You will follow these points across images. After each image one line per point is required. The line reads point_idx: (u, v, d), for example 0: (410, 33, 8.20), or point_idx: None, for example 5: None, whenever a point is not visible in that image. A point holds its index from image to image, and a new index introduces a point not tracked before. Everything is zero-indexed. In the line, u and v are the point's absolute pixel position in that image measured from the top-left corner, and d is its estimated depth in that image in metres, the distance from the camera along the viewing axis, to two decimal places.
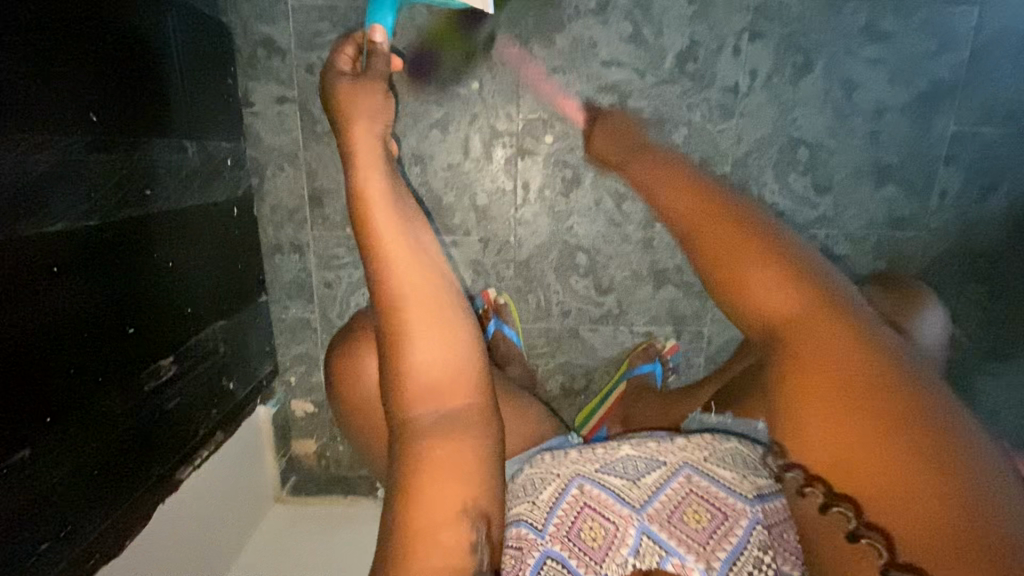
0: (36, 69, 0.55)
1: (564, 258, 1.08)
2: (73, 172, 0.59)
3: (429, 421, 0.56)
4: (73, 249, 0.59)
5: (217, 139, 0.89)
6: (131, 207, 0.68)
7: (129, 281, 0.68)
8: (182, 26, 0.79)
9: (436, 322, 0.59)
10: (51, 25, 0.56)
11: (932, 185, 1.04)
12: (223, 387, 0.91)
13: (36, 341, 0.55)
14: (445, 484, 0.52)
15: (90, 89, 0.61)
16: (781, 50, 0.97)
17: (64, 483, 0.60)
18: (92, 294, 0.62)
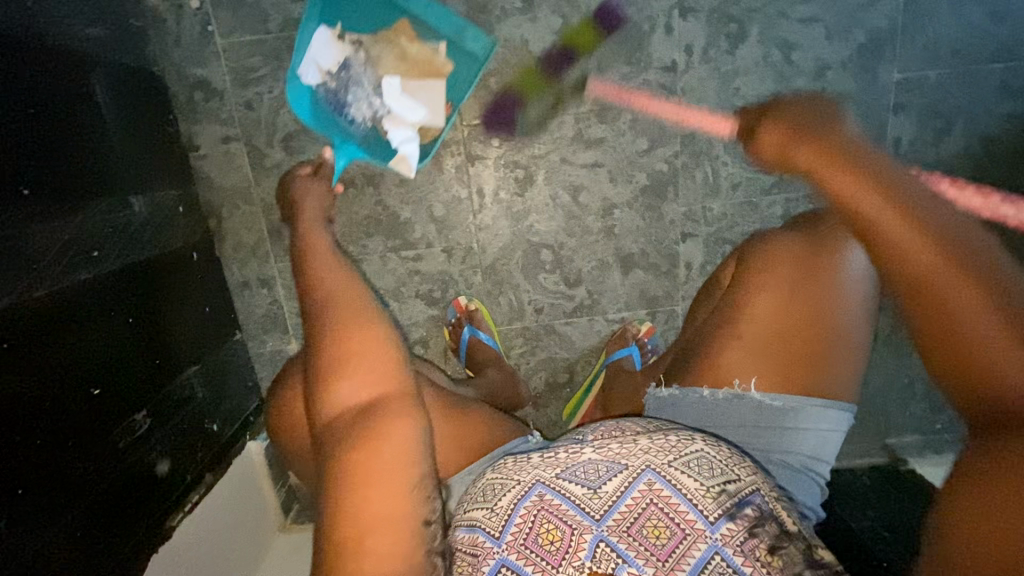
0: None
1: (529, 256, 1.08)
2: (10, 247, 0.60)
3: (354, 420, 0.58)
4: (22, 323, 0.60)
5: (165, 188, 0.90)
6: (75, 271, 0.69)
7: (87, 342, 0.69)
8: (110, 84, 0.80)
9: (357, 336, 0.63)
10: None
11: (885, 135, 1.03)
12: (207, 431, 0.93)
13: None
14: (372, 489, 0.53)
15: (17, 163, 0.62)
16: (713, 21, 0.97)
17: (46, 550, 0.62)
18: (48, 362, 0.63)
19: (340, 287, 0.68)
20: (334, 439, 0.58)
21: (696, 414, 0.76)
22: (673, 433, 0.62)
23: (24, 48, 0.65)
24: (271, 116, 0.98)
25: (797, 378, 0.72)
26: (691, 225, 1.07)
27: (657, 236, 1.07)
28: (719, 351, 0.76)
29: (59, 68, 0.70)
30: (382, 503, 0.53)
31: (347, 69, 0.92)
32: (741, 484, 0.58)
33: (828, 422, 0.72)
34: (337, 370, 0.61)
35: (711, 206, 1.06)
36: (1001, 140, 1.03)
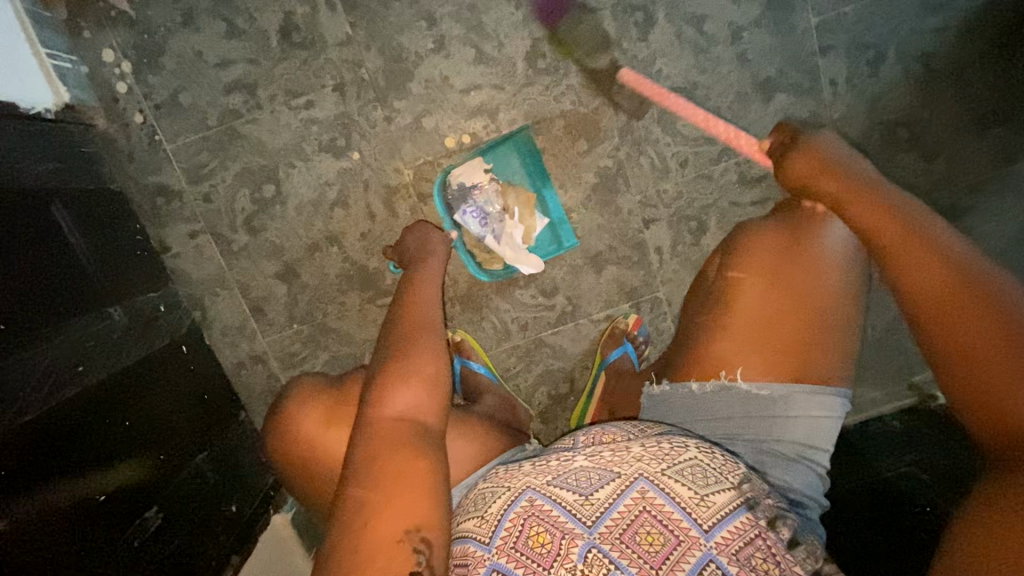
0: None
1: (501, 276, 1.10)
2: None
3: (395, 431, 0.61)
4: (16, 449, 0.64)
5: (143, 292, 0.95)
6: (59, 394, 0.72)
7: (85, 452, 0.73)
8: (71, 208, 0.86)
9: (420, 351, 0.69)
10: None
11: (820, 78, 1.03)
12: (225, 512, 0.96)
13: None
14: (404, 489, 0.55)
15: None
16: (619, 14, 0.99)
17: None
18: (48, 480, 0.67)
19: (416, 309, 0.77)
20: (377, 435, 0.60)
21: (688, 408, 0.75)
22: (665, 441, 0.61)
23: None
24: (229, 204, 1.03)
25: (781, 365, 0.71)
26: (650, 210, 1.07)
27: (621, 227, 1.08)
28: (706, 343, 0.76)
29: (21, 206, 0.76)
30: (405, 513, 0.53)
31: (480, 192, 1.01)
32: (735, 492, 0.56)
33: (819, 405, 0.69)
34: (393, 383, 0.65)
35: (665, 188, 1.06)
36: (937, 54, 1.02)
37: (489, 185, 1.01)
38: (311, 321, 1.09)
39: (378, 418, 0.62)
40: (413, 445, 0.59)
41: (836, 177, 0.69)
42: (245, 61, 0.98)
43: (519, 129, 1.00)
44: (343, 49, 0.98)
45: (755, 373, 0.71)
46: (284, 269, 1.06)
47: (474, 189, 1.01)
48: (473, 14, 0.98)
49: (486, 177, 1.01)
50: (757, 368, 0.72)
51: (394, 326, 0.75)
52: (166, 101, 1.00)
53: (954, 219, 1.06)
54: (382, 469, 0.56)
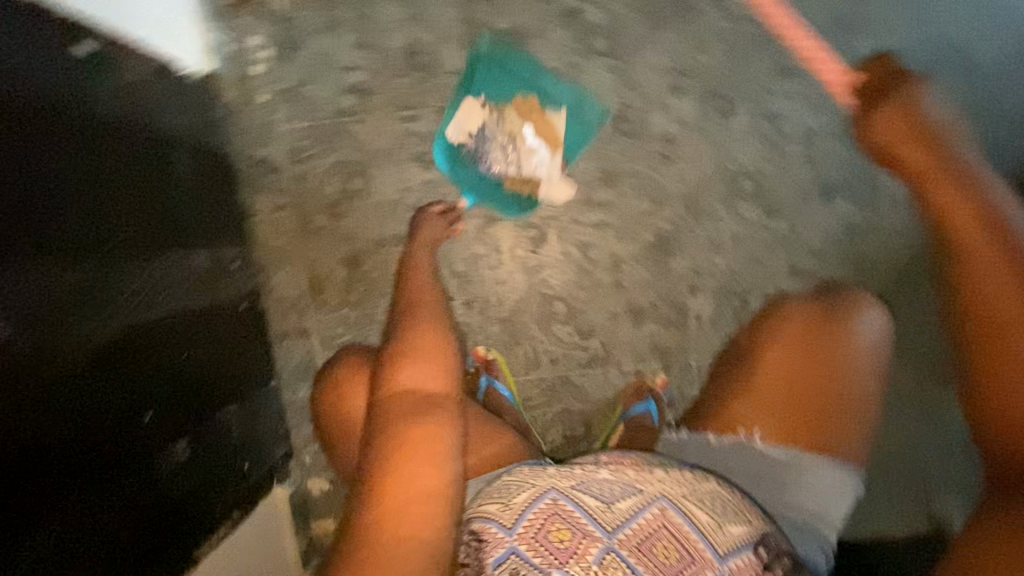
0: (69, 210, 0.69)
1: (543, 309, 1.15)
2: (98, 285, 0.72)
3: (404, 403, 0.67)
4: (99, 348, 0.71)
5: (227, 246, 1.05)
6: (142, 312, 0.80)
7: (147, 370, 0.79)
8: (189, 159, 0.97)
9: (422, 334, 0.76)
10: (81, 173, 0.72)
11: (881, 193, 1.09)
12: (237, 468, 1.00)
13: (42, 435, 0.63)
14: (413, 458, 0.61)
15: (109, 222, 0.76)
16: (705, 99, 1.09)
17: (82, 553, 0.68)
18: (113, 385, 0.73)
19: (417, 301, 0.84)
20: (387, 410, 0.67)
21: (701, 456, 0.77)
22: (688, 472, 0.66)
23: (113, 129, 0.80)
24: (318, 188, 1.14)
25: (802, 434, 0.73)
26: (698, 278, 1.12)
27: (666, 288, 1.13)
28: (731, 404, 0.78)
29: (153, 146, 0.87)
30: (417, 482, 0.60)
31: (484, 126, 1.10)
32: (751, 528, 0.62)
33: (834, 480, 0.72)
34: (400, 363, 0.72)
35: (716, 261, 1.12)
36: None
37: (490, 112, 1.09)
38: (360, 309, 1.16)
39: (388, 396, 0.68)
40: (419, 416, 0.65)
41: (924, 149, 0.78)
42: (366, 70, 1.11)
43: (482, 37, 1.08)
44: (454, 78, 1.10)
45: (774, 437, 0.74)
46: (350, 256, 1.15)
47: (477, 130, 1.10)
48: (573, 71, 1.08)
49: (485, 108, 1.09)
50: (777, 432, 0.74)
51: (401, 315, 0.82)
52: (290, 89, 1.12)
53: None
54: (393, 439, 0.63)
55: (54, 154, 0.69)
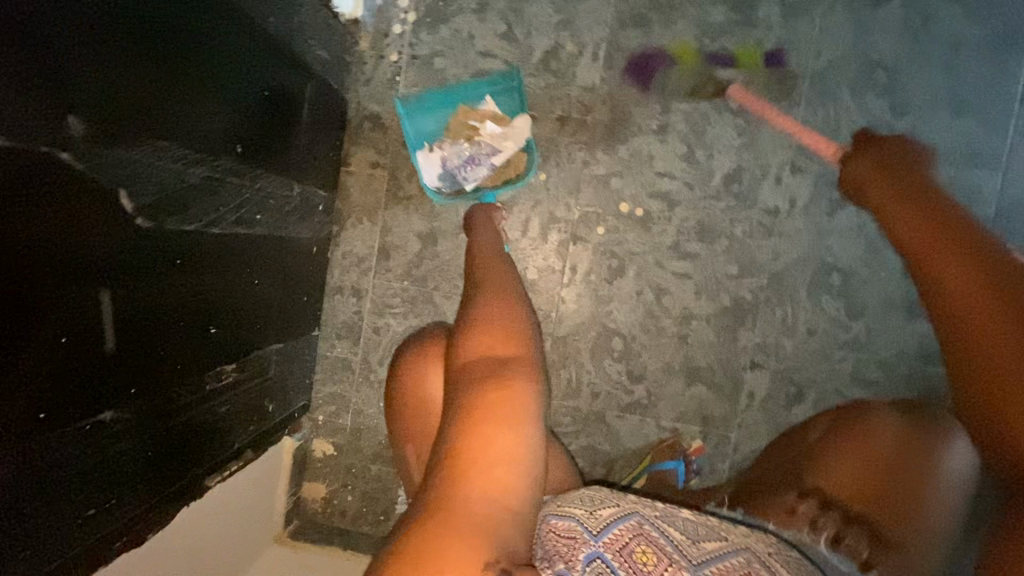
0: (215, 101, 0.67)
1: (600, 340, 1.13)
2: (214, 184, 0.70)
3: (482, 366, 0.69)
4: (196, 246, 0.68)
5: (318, 188, 1.03)
6: (238, 224, 0.77)
7: (225, 282, 0.76)
8: (315, 93, 0.96)
9: (498, 301, 0.77)
10: (234, 70, 0.70)
11: None
12: (263, 409, 0.95)
13: (129, 315, 0.59)
14: (492, 420, 0.63)
15: (240, 126, 0.74)
16: (820, 185, 1.08)
17: (129, 455, 0.63)
18: (197, 287, 0.69)
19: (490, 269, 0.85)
20: (467, 372, 0.69)
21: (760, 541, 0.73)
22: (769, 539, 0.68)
23: (271, 40, 0.78)
24: None
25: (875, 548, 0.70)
26: (761, 356, 1.10)
27: (728, 357, 1.11)
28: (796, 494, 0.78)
29: (292, 69, 0.86)
30: (496, 444, 0.62)
31: (449, 156, 1.08)
32: None
33: None
34: (474, 327, 0.73)
35: (784, 344, 1.10)
36: None
37: (440, 149, 1.08)
38: (421, 286, 1.14)
39: (466, 366, 0.70)
40: (497, 379, 0.67)
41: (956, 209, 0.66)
42: (502, 61, 1.11)
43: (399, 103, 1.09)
44: (584, 92, 1.10)
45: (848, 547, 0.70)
46: (427, 232, 1.13)
47: (444, 164, 1.08)
48: (701, 120, 1.08)
49: (435, 149, 1.08)
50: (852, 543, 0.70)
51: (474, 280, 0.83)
52: (423, 56, 1.12)
53: None
54: (472, 400, 0.65)
55: (225, 43, 0.67)
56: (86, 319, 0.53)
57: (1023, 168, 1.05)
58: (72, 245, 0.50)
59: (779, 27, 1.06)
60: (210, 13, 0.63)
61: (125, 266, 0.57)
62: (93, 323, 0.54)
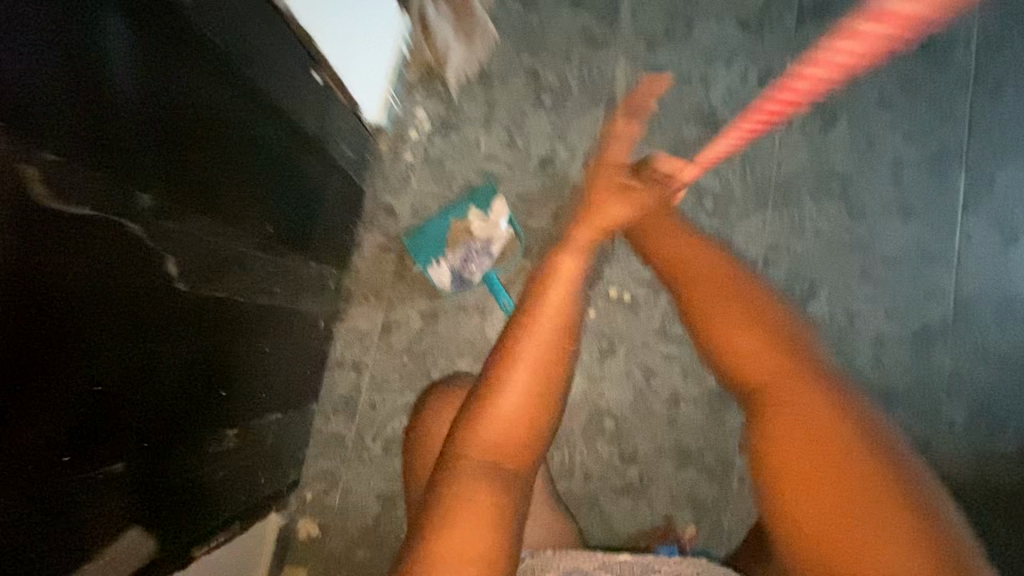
0: (253, 186, 0.78)
1: (592, 420, 1.15)
2: (243, 256, 0.78)
3: (502, 420, 0.70)
4: (221, 309, 0.75)
5: (331, 267, 1.12)
6: (259, 294, 0.84)
7: (241, 346, 0.82)
8: (339, 186, 1.08)
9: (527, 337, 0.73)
10: (273, 162, 0.82)
11: (941, 415, 1.13)
12: (255, 481, 0.95)
13: (156, 367, 0.64)
14: (481, 477, 0.67)
15: (272, 209, 0.84)
16: (790, 277, 1.18)
17: (131, 510, 0.64)
18: (215, 347, 0.75)
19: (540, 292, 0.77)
20: (471, 426, 0.70)
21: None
22: None
23: (310, 141, 0.92)
24: None
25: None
26: None
27: (717, 439, 1.13)
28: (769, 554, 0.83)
29: (322, 165, 0.99)
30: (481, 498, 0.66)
31: (453, 262, 1.19)
32: None
33: None
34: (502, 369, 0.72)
35: None
36: None
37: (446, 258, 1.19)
38: (420, 362, 1.19)
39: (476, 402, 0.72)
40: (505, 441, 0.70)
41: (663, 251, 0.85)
42: (504, 163, 1.26)
43: (404, 236, 1.21)
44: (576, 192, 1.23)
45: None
46: (429, 311, 1.20)
47: (450, 271, 1.19)
48: (680, 218, 1.21)
49: (442, 260, 1.19)
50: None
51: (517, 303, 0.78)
52: (434, 157, 1.27)
53: None
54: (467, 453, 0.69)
55: (269, 139, 0.80)
56: (116, 368, 0.58)
57: (969, 268, 1.17)
58: (117, 301, 0.56)
59: (745, 142, 1.23)
60: (257, 116, 0.76)
61: (156, 323, 0.63)
62: (121, 374, 0.59)
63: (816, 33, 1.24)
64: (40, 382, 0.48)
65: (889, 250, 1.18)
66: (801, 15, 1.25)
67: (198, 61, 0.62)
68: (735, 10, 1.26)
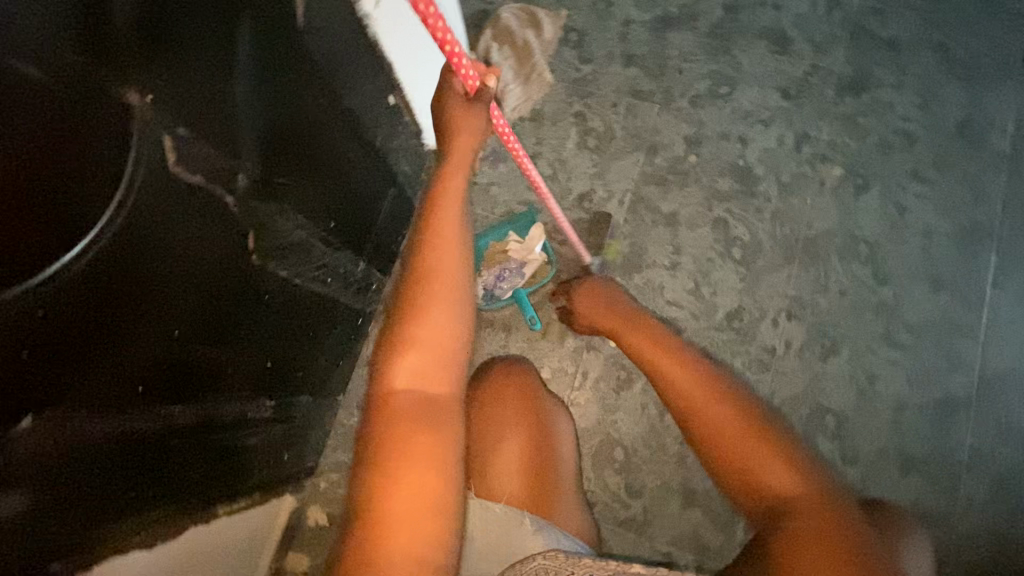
0: (322, 183, 0.87)
1: (603, 448, 1.18)
2: (305, 243, 0.87)
3: (414, 400, 0.62)
4: (278, 287, 0.82)
5: (377, 270, 1.21)
6: (313, 281, 0.93)
7: (288, 325, 0.89)
8: (395, 197, 1.19)
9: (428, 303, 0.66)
10: (341, 164, 0.92)
11: (959, 490, 1.12)
12: (279, 458, 1.01)
13: (218, 326, 0.71)
14: (404, 466, 0.59)
15: (334, 207, 0.93)
16: (812, 332, 1.21)
17: (174, 455, 0.70)
18: (266, 321, 0.82)
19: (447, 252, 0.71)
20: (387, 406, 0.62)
21: None
22: None
23: (376, 152, 1.02)
24: None
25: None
26: None
27: None
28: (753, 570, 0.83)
29: (384, 176, 1.09)
30: (401, 499, 0.58)
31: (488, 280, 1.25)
32: None
33: None
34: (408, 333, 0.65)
35: None
36: None
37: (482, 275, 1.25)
38: None
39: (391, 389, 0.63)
40: (420, 418, 0.61)
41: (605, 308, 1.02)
42: (546, 195, 1.35)
43: None
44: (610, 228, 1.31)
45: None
46: None
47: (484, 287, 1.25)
48: (708, 263, 1.26)
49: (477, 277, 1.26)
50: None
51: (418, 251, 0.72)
52: (482, 183, 1.37)
53: None
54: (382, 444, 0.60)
55: (342, 144, 0.90)
56: (189, 321, 0.65)
57: (995, 344, 1.18)
58: (203, 264, 0.65)
59: (777, 199, 1.29)
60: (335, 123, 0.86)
61: (230, 288, 0.71)
62: (190, 325, 0.66)
63: (853, 106, 1.32)
64: (133, 318, 0.56)
65: (915, 317, 1.20)
66: (840, 88, 1.33)
67: (295, 70, 0.73)
68: (777, 79, 1.35)
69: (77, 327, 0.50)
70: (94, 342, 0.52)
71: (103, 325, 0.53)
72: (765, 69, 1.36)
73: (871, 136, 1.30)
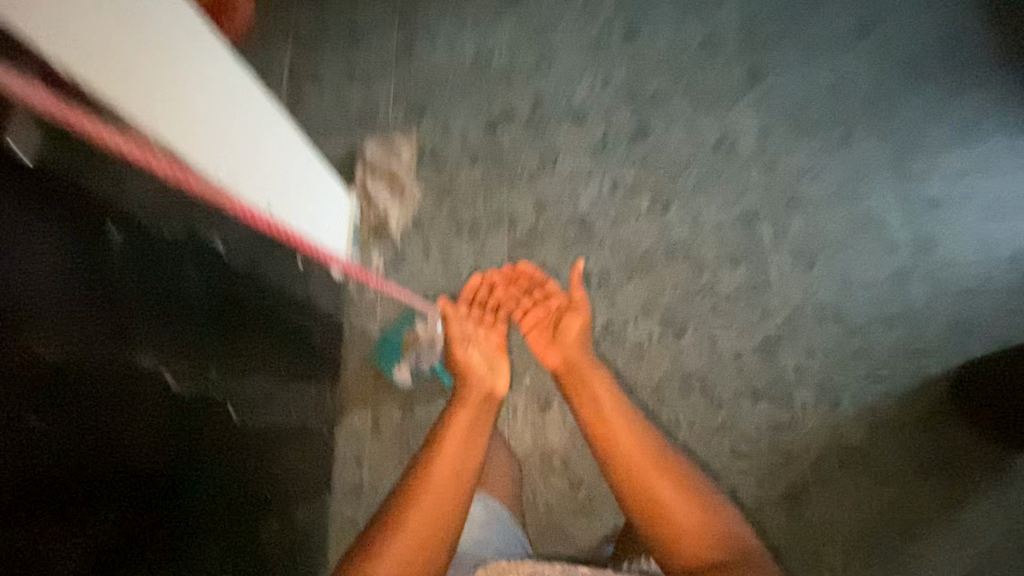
0: (234, 336, 1.15)
1: (544, 460, 1.52)
2: (228, 385, 1.14)
3: (437, 499, 1.13)
4: (209, 425, 1.08)
5: (326, 385, 1.55)
6: (250, 412, 1.22)
7: (230, 451, 1.14)
8: (323, 327, 1.55)
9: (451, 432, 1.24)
10: (247, 317, 1.21)
11: (794, 401, 1.54)
12: (277, 552, 1.31)
13: (169, 467, 0.97)
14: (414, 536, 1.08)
15: (252, 351, 1.22)
16: (663, 323, 1.61)
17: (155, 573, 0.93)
18: (208, 451, 1.07)
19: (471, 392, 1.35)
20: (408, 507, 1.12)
21: None
22: None
23: (288, 303, 1.39)
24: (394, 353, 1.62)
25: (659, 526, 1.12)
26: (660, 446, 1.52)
27: None
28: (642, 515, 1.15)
29: (303, 317, 1.46)
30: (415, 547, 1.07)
31: (409, 365, 1.57)
32: None
33: None
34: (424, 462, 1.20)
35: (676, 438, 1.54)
36: (879, 409, 1.52)
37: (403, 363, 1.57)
38: (405, 446, 1.54)
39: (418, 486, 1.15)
40: (443, 504, 1.13)
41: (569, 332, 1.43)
42: (443, 281, 1.69)
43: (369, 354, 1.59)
44: None
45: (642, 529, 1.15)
46: (405, 403, 1.57)
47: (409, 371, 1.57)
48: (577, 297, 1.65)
49: (400, 365, 1.57)
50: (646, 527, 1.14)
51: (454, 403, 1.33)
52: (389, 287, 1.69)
53: (905, 541, 1.44)
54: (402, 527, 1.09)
55: (244, 303, 1.20)
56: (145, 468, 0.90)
57: (786, 289, 1.62)
58: (152, 424, 0.92)
59: (610, 233, 1.70)
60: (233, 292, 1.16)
61: (153, 439, 0.92)
62: (148, 472, 0.91)
63: (642, 149, 1.77)
64: (118, 475, 0.85)
65: (729, 288, 1.63)
66: (628, 139, 1.78)
67: (193, 270, 1.01)
68: (584, 144, 1.79)
69: (41, 510, 0.71)
70: (60, 518, 0.74)
71: (83, 487, 0.78)
72: (573, 139, 1.79)
73: (661, 167, 1.75)
